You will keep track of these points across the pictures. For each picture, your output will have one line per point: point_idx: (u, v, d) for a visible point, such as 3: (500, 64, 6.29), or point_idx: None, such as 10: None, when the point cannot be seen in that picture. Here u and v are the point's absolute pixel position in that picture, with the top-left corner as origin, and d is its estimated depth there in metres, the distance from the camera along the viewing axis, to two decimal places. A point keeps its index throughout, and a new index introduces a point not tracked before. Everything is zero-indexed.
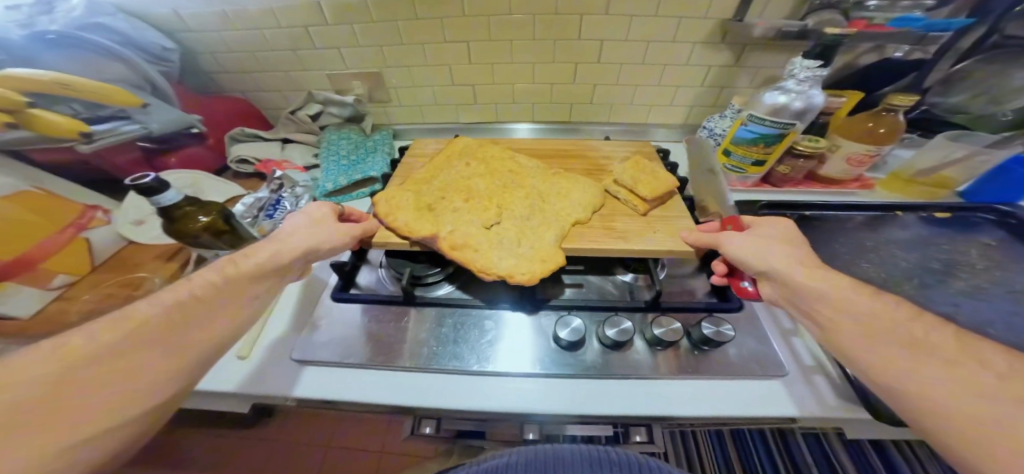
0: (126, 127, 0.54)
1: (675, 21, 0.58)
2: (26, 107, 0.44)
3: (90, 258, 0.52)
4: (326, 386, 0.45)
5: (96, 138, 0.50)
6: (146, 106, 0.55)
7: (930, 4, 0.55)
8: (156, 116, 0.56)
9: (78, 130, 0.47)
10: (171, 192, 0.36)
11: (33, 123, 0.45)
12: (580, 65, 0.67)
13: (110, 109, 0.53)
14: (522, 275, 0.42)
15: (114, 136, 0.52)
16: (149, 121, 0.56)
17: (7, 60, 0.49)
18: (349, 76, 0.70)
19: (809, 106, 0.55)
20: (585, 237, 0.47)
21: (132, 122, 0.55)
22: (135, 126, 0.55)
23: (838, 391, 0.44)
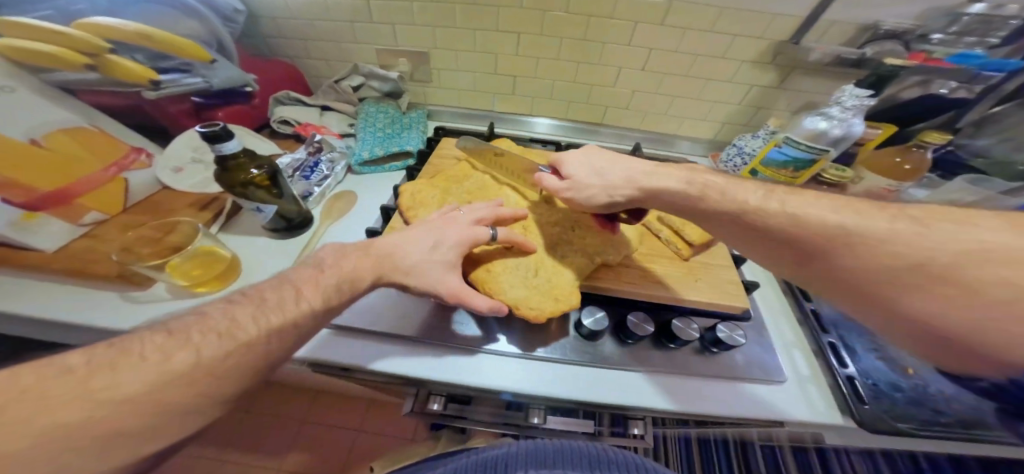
0: (189, 80, 0.55)
1: (730, 37, 0.59)
2: (104, 52, 0.45)
3: (124, 197, 0.51)
4: (337, 352, 0.44)
5: (162, 87, 0.52)
6: (211, 63, 0.54)
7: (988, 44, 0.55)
8: (217, 72, 0.56)
9: (148, 78, 0.49)
10: (233, 142, 0.38)
11: (112, 69, 0.46)
12: (622, 69, 0.67)
13: (173, 61, 0.53)
14: (529, 309, 0.38)
15: (178, 87, 0.54)
16: (211, 76, 0.56)
17: (87, 10, 0.49)
18: (397, 53, 0.70)
19: (848, 134, 0.56)
20: (620, 279, 0.48)
21: (195, 75, 0.55)
22: (197, 79, 0.55)
23: (830, 400, 0.46)
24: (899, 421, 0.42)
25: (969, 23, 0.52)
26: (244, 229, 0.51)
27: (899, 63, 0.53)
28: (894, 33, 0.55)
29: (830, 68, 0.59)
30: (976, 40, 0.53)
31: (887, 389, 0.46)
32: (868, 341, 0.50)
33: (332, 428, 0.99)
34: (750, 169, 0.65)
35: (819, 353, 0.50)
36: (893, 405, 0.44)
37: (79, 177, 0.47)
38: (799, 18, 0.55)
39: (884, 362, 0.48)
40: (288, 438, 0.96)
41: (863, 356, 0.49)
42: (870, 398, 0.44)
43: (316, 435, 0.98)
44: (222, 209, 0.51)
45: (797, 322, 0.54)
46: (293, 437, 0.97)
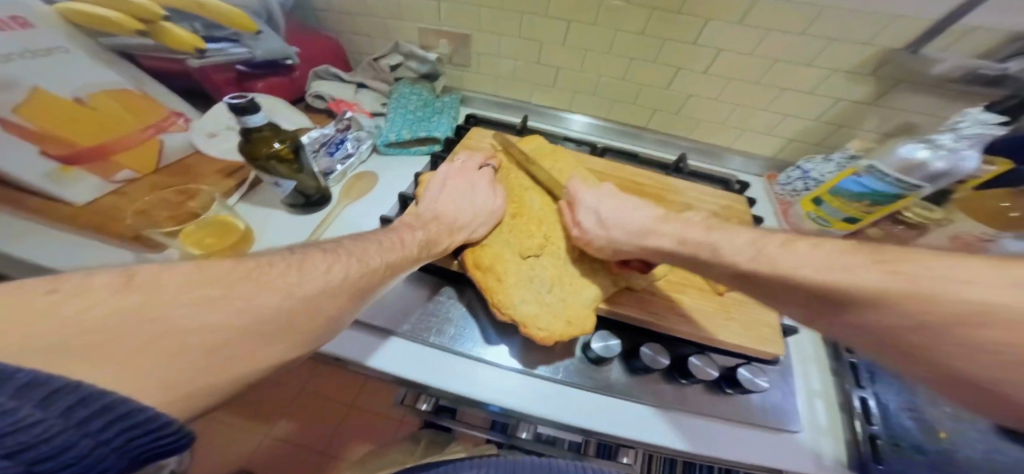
0: (233, 50, 0.54)
1: (823, 40, 0.49)
2: (161, 19, 0.46)
3: (157, 158, 0.52)
4: (333, 341, 0.42)
5: (206, 56, 0.52)
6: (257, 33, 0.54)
7: None
8: (263, 43, 0.56)
9: (196, 46, 0.49)
10: (259, 115, 0.36)
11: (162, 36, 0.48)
12: (681, 70, 0.60)
13: (225, 30, 0.53)
14: (539, 330, 0.34)
15: (222, 57, 0.54)
16: (255, 48, 0.56)
17: None
18: (439, 34, 0.67)
19: (952, 170, 0.44)
20: (641, 307, 0.42)
21: (240, 45, 0.55)
22: (242, 50, 0.55)
23: (845, 457, 0.39)
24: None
25: None
26: (262, 201, 0.51)
27: None
28: None
29: (958, 86, 0.48)
30: None
31: (908, 451, 0.38)
32: (903, 397, 0.42)
33: (329, 397, 1.01)
34: (813, 196, 0.54)
35: (845, 407, 0.43)
36: (908, 467, 0.37)
37: (117, 136, 0.48)
38: (930, 22, 0.45)
39: (916, 423, 0.40)
40: (289, 400, 1.00)
41: (894, 413, 0.41)
42: (890, 459, 0.37)
43: (314, 402, 1.00)
44: (245, 179, 0.51)
45: (828, 368, 0.47)
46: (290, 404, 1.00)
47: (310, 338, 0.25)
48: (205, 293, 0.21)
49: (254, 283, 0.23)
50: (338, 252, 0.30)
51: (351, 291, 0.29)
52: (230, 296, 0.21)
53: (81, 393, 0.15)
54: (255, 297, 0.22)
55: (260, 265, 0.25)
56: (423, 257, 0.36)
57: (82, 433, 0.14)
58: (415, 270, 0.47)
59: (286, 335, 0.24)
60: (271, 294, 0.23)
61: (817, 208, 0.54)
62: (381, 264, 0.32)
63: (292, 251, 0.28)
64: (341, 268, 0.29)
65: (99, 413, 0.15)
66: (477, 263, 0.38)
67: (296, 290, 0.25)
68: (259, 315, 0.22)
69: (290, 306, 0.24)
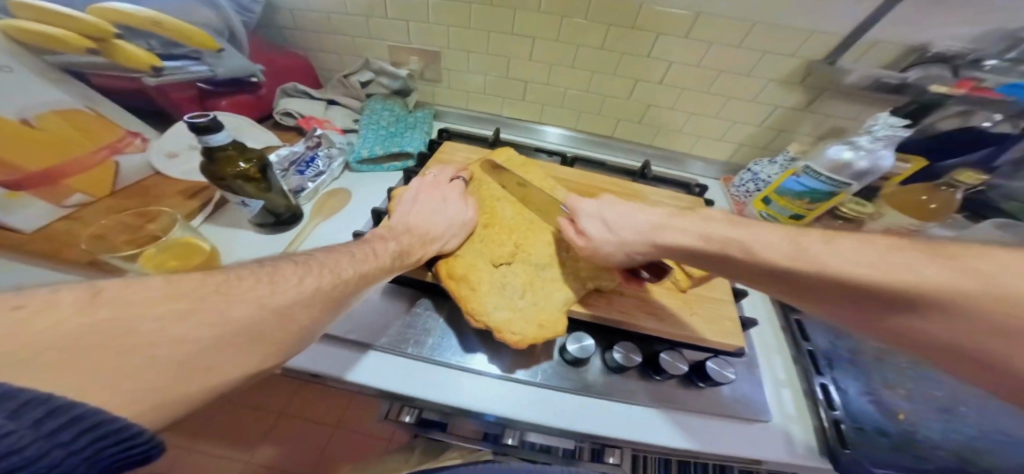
0: (194, 67, 0.54)
1: (758, 53, 0.55)
2: (112, 37, 0.45)
3: (114, 181, 0.50)
4: (309, 360, 0.41)
5: (164, 74, 0.51)
6: (220, 51, 0.54)
7: None
8: (225, 61, 0.56)
9: (152, 65, 0.48)
10: (222, 134, 0.36)
11: (114, 52, 0.46)
12: (640, 82, 0.64)
13: (184, 49, 0.52)
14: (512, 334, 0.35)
15: (182, 75, 0.53)
16: (217, 65, 0.55)
17: None
18: (409, 51, 0.68)
19: (873, 168, 0.50)
20: (610, 307, 0.44)
21: (201, 63, 0.54)
22: (203, 68, 0.55)
23: (814, 443, 0.42)
24: (877, 467, 0.39)
25: None
26: (229, 220, 0.50)
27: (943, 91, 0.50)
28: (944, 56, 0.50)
29: (870, 93, 0.55)
30: None
31: (871, 433, 0.42)
32: (861, 383, 0.46)
33: (309, 423, 0.97)
34: (762, 196, 0.59)
35: (809, 393, 0.46)
36: (876, 450, 0.40)
37: (68, 159, 0.46)
38: (838, 36, 0.51)
39: (877, 406, 0.44)
40: (265, 430, 0.94)
41: (853, 397, 0.45)
42: (853, 441, 0.41)
43: (294, 430, 0.95)
44: (210, 199, 0.50)
45: (791, 358, 0.50)
46: (267, 431, 0.95)
47: (282, 350, 0.25)
48: (172, 307, 0.20)
49: (225, 296, 0.23)
50: (311, 264, 0.30)
51: (324, 300, 0.29)
52: (198, 310, 0.21)
53: (48, 406, 0.14)
54: (227, 309, 0.22)
55: (230, 279, 0.24)
56: (396, 268, 0.37)
57: (52, 443, 0.14)
58: (390, 283, 0.47)
59: (258, 349, 0.23)
60: (241, 305, 0.23)
61: (765, 207, 0.59)
62: (353, 275, 0.32)
63: (263, 264, 0.28)
64: (314, 279, 0.29)
65: (69, 424, 0.14)
66: (448, 273, 0.39)
67: (266, 302, 0.25)
68: (229, 328, 0.22)
69: (261, 318, 0.24)
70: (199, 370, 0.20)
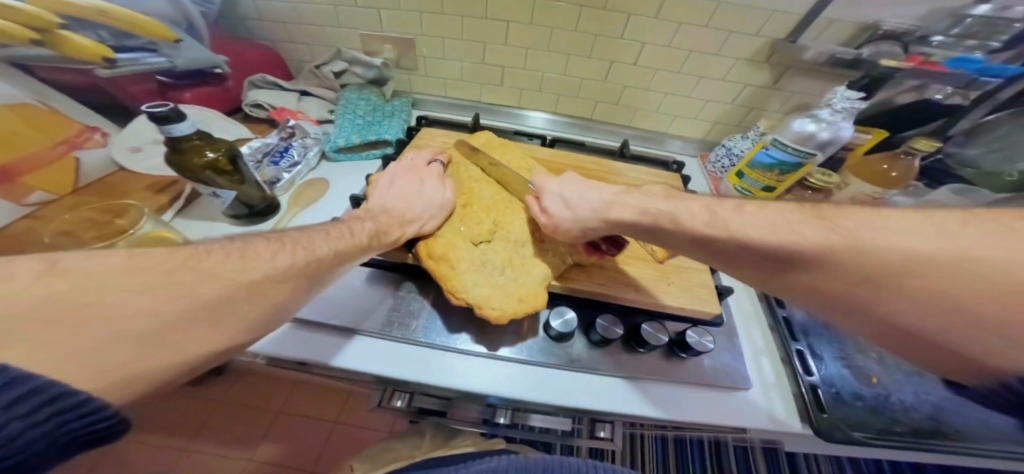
0: (151, 59, 0.52)
1: (725, 33, 0.56)
2: (55, 27, 0.42)
3: (76, 176, 0.48)
4: (292, 348, 0.41)
5: (118, 65, 0.49)
6: (177, 42, 0.52)
7: (994, 48, 0.51)
8: (184, 53, 0.54)
9: (102, 55, 0.46)
10: (185, 123, 0.35)
11: (59, 44, 0.43)
12: (614, 63, 0.65)
13: (139, 40, 0.50)
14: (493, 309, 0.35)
15: (137, 66, 0.51)
16: (175, 57, 0.54)
17: None
18: (381, 39, 0.67)
19: (835, 138, 0.52)
20: (590, 281, 0.45)
21: (158, 55, 0.53)
22: (160, 59, 0.53)
23: (790, 405, 0.45)
24: (853, 430, 0.42)
25: (969, 26, 0.50)
26: (203, 213, 0.49)
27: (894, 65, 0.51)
28: (893, 34, 0.52)
29: (830, 70, 0.57)
30: (977, 44, 0.51)
31: (848, 398, 0.45)
32: (835, 348, 0.49)
33: (305, 419, 0.97)
34: (735, 170, 0.61)
35: (787, 360, 0.49)
36: (849, 413, 0.43)
37: (23, 155, 0.44)
38: (796, 16, 0.53)
39: (850, 370, 0.47)
40: (259, 429, 0.94)
41: (829, 363, 0.47)
42: (830, 406, 0.43)
43: (289, 427, 0.95)
44: (180, 193, 0.49)
45: (769, 327, 0.52)
46: (265, 427, 0.94)
47: (256, 325, 0.26)
48: (138, 279, 0.20)
49: (194, 270, 0.23)
50: (284, 241, 0.30)
51: (299, 277, 0.29)
52: (164, 283, 0.21)
53: (6, 378, 0.15)
54: (194, 284, 0.22)
55: (199, 252, 0.24)
56: (374, 248, 0.37)
57: (12, 414, 0.14)
58: (372, 269, 0.47)
59: (230, 324, 0.24)
60: (209, 280, 0.23)
61: (738, 181, 0.61)
62: (328, 253, 0.32)
63: (233, 240, 0.28)
64: (288, 256, 0.29)
65: (30, 396, 0.15)
66: (428, 253, 0.39)
67: (238, 278, 0.25)
68: (199, 300, 0.22)
69: (233, 292, 0.24)
70: (167, 343, 0.20)
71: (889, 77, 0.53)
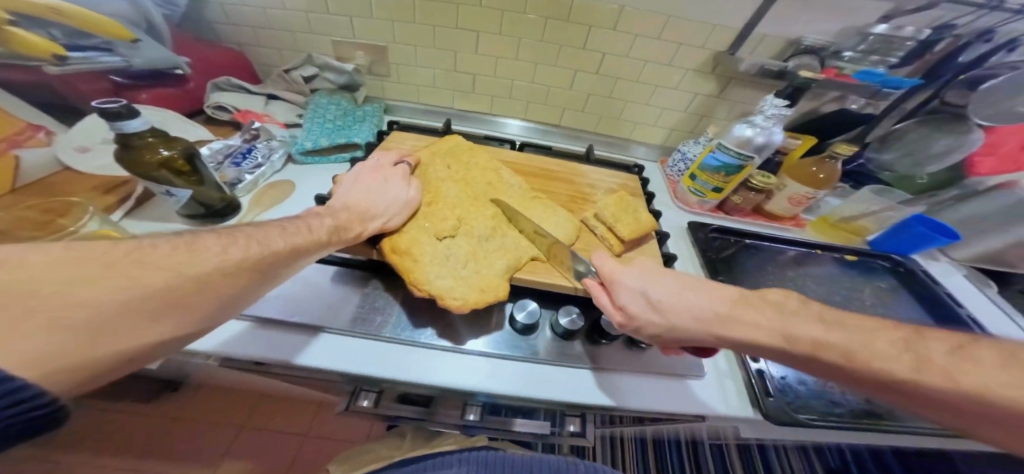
0: (105, 58, 0.51)
1: (674, 45, 0.62)
2: (4, 24, 0.41)
3: (13, 175, 0.45)
4: (250, 349, 0.40)
5: (68, 64, 0.48)
6: (135, 42, 0.52)
7: (893, 63, 0.59)
8: (142, 53, 0.53)
9: (53, 52, 0.46)
10: (138, 121, 0.35)
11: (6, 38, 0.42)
12: (578, 73, 0.69)
13: (93, 39, 0.49)
14: (455, 300, 0.36)
15: (88, 65, 0.50)
16: (132, 56, 0.53)
17: None
18: (353, 45, 0.68)
19: (769, 143, 0.58)
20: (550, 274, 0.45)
21: (113, 54, 0.52)
22: (116, 58, 0.52)
23: (741, 393, 0.48)
24: (798, 413, 0.45)
25: (874, 42, 0.57)
26: (156, 214, 0.47)
27: (810, 76, 0.59)
28: (814, 48, 0.59)
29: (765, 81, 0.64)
30: (880, 59, 0.59)
31: (792, 382, 0.49)
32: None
33: (271, 434, 0.92)
34: (689, 173, 0.66)
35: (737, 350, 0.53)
36: (791, 398, 0.47)
37: None
38: (735, 30, 0.59)
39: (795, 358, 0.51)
40: (219, 446, 0.88)
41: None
42: (775, 391, 0.47)
43: (253, 444, 0.90)
44: (130, 193, 0.47)
45: None
46: (229, 444, 0.88)
47: (204, 320, 0.25)
48: (75, 271, 0.20)
49: (138, 262, 0.23)
50: (236, 236, 0.30)
51: (252, 270, 0.29)
52: (105, 275, 0.21)
53: None
54: (140, 276, 0.22)
55: (144, 246, 0.24)
56: (334, 243, 0.37)
57: None
58: (337, 268, 0.47)
59: (180, 315, 0.24)
60: (156, 272, 0.23)
61: (691, 182, 0.66)
62: (285, 247, 0.32)
63: (179, 235, 0.27)
64: (241, 250, 0.29)
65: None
66: (391, 247, 0.40)
67: (187, 270, 0.25)
68: (144, 292, 0.22)
69: (180, 284, 0.24)
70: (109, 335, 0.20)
71: (810, 87, 0.60)
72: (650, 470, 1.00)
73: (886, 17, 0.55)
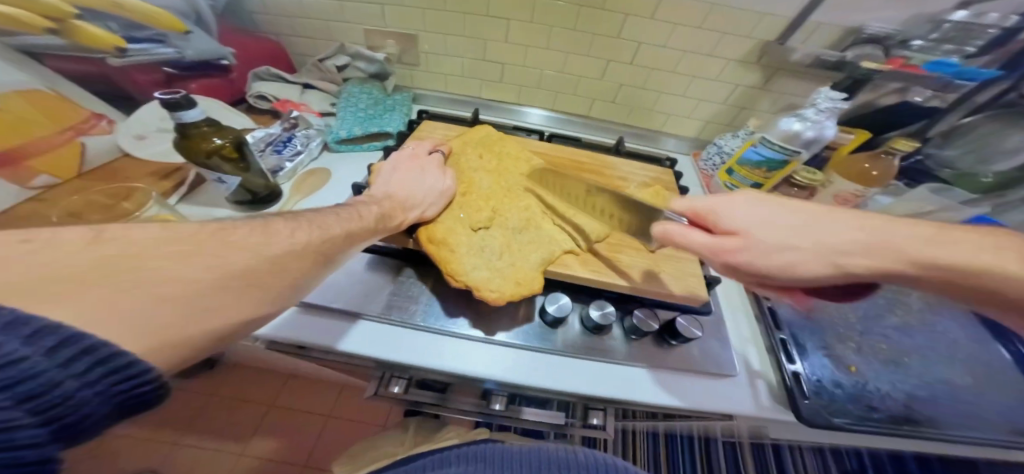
0: (160, 50, 0.54)
1: (718, 35, 0.58)
2: (70, 18, 0.42)
3: (80, 163, 0.51)
4: (296, 332, 0.42)
5: (128, 56, 0.51)
6: (187, 34, 0.54)
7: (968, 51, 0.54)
8: (192, 44, 0.56)
9: (115, 46, 0.47)
10: (195, 110, 0.36)
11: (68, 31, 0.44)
12: (611, 63, 0.67)
13: (148, 31, 0.52)
14: (492, 292, 0.37)
15: (147, 56, 0.52)
16: (184, 48, 0.55)
17: None
18: (384, 34, 0.68)
19: (819, 137, 0.55)
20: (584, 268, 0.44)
21: (166, 46, 0.54)
22: (169, 50, 0.55)
23: (774, 395, 0.47)
24: (835, 416, 0.44)
25: (948, 29, 0.53)
26: (207, 200, 0.50)
27: (874, 67, 0.54)
28: (877, 37, 0.54)
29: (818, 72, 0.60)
30: (955, 48, 0.54)
31: (828, 385, 0.47)
32: (816, 340, 0.51)
33: (299, 411, 0.97)
34: (726, 167, 0.63)
35: (771, 349, 0.50)
36: (830, 401, 0.45)
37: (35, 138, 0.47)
38: (786, 19, 0.55)
39: (830, 360, 0.49)
40: (254, 420, 0.94)
41: (811, 354, 0.50)
42: (811, 393, 0.45)
43: (284, 420, 0.95)
44: (185, 179, 0.50)
45: (756, 318, 0.54)
46: (262, 419, 0.95)
47: (278, 300, 0.27)
48: (170, 249, 0.21)
49: (221, 242, 0.24)
50: (299, 220, 0.31)
51: (315, 254, 0.30)
52: (195, 254, 0.22)
53: (59, 333, 0.15)
54: (224, 256, 0.24)
55: (224, 228, 0.25)
56: (381, 230, 0.38)
57: (64, 373, 0.15)
58: (372, 255, 0.48)
59: (259, 295, 0.25)
60: (236, 253, 0.24)
61: (728, 177, 0.63)
62: (340, 232, 0.33)
63: (253, 219, 0.29)
64: (303, 234, 0.30)
65: (96, 364, 0.16)
66: (426, 238, 0.40)
67: (261, 251, 0.26)
68: (230, 271, 0.23)
69: (257, 265, 0.25)
70: (207, 310, 0.21)
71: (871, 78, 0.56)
72: (660, 463, 1.00)
73: (965, 3, 0.50)
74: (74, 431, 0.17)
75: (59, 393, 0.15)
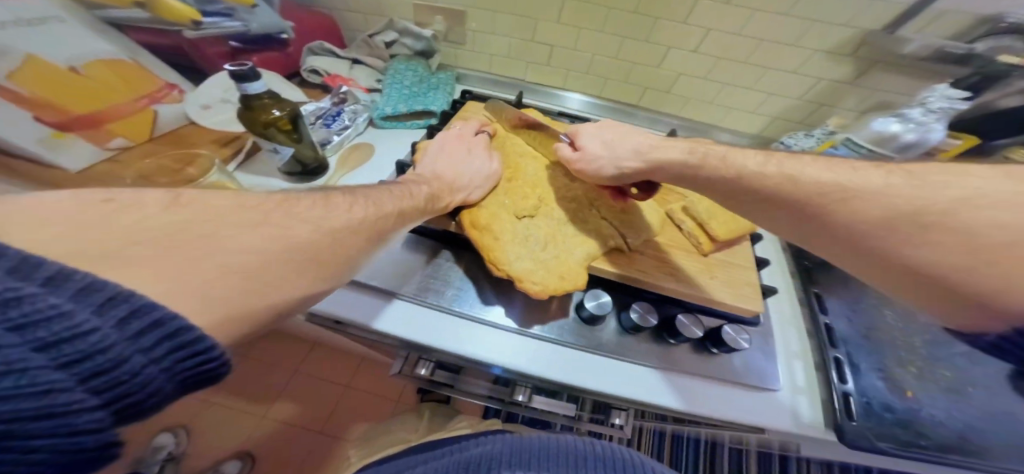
0: (228, 24, 0.54)
1: (805, 21, 0.51)
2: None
3: (151, 128, 0.53)
4: (333, 305, 0.44)
5: (202, 28, 0.52)
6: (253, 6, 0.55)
7: None
8: (258, 17, 0.57)
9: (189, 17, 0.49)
10: (259, 83, 0.37)
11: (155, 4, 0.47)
12: (673, 50, 0.61)
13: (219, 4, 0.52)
14: (534, 284, 0.36)
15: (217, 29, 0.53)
16: (250, 21, 0.56)
17: None
18: (434, 10, 0.66)
19: (922, 141, 0.48)
20: (630, 267, 0.42)
21: (234, 19, 0.55)
22: (236, 23, 0.55)
23: (819, 414, 0.42)
24: (880, 440, 0.39)
25: None
26: (261, 169, 0.51)
27: (1013, 62, 0.46)
28: None
29: (928, 65, 0.51)
30: None
31: (879, 409, 0.42)
32: (875, 361, 0.45)
33: (320, 379, 1.03)
34: None
35: (822, 366, 0.46)
36: (879, 424, 0.40)
37: (114, 104, 0.50)
38: (901, 5, 0.47)
39: (886, 383, 0.44)
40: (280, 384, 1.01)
41: (866, 374, 0.44)
42: (862, 415, 0.41)
43: (307, 386, 1.02)
44: (243, 148, 0.52)
45: (808, 332, 0.49)
46: (286, 382, 1.01)
47: (334, 275, 0.27)
48: (241, 219, 0.22)
49: (286, 214, 0.24)
50: (356, 196, 0.31)
51: (370, 231, 0.30)
52: (263, 224, 0.22)
53: (131, 305, 0.15)
54: (289, 229, 0.24)
55: (288, 200, 0.26)
56: (428, 211, 0.37)
57: (133, 349, 0.15)
58: (411, 235, 0.48)
59: (317, 270, 0.25)
60: (299, 225, 0.24)
61: None
62: (393, 210, 0.33)
63: (313, 192, 0.29)
64: (360, 209, 0.30)
65: (164, 338, 0.16)
66: (472, 222, 0.39)
67: (321, 225, 0.26)
68: (294, 244, 0.23)
69: (317, 238, 0.25)
70: (272, 284, 0.21)
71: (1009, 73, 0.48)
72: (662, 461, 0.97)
73: None
74: (138, 410, 0.17)
75: (127, 369, 0.15)
